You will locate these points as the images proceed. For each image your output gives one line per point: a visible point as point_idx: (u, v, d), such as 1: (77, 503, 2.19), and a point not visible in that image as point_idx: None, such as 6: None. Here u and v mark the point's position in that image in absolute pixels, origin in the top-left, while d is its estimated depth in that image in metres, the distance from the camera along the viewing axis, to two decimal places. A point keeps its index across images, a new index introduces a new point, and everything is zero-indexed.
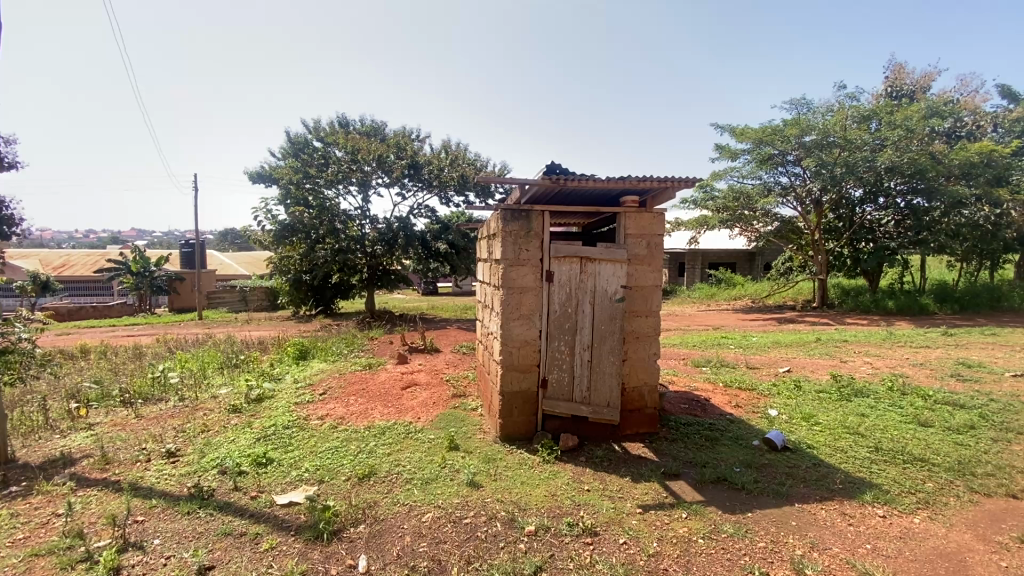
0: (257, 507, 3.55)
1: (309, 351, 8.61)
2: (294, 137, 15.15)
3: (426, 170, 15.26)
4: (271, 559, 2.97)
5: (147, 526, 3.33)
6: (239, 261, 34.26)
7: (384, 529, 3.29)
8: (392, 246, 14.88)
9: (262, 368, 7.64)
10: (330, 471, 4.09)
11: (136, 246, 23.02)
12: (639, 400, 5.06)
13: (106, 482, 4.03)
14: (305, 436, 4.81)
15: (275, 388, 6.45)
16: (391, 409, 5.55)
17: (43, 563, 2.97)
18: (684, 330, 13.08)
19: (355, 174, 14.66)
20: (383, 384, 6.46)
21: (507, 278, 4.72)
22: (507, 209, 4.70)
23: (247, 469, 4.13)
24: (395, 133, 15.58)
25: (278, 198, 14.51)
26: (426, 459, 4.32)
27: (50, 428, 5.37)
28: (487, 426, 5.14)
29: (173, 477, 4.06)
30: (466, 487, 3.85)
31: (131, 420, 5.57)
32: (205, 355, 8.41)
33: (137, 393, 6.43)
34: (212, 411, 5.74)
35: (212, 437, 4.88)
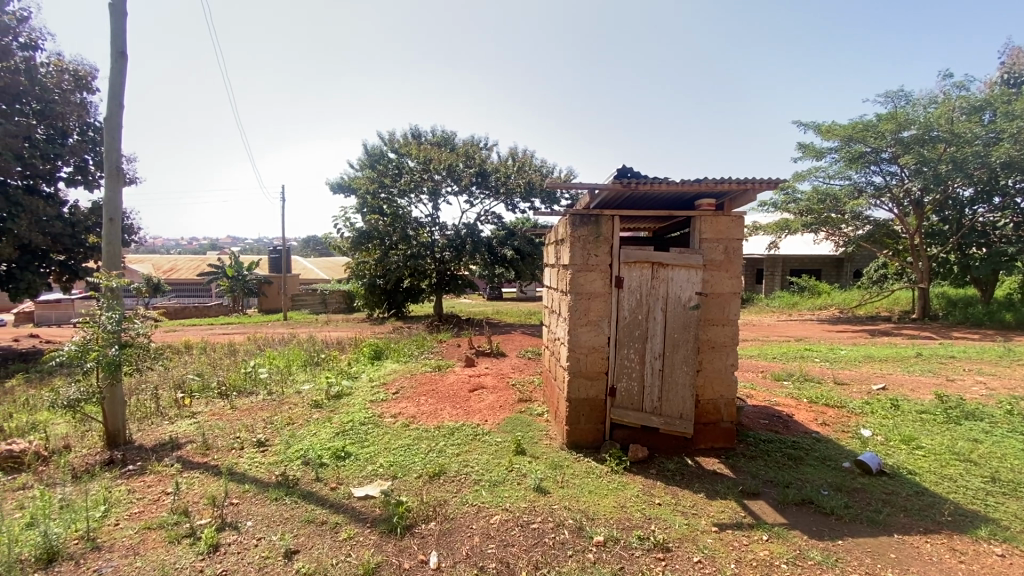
0: (336, 498, 3.75)
1: (383, 352, 9.00)
2: (372, 148, 15.96)
3: (494, 177, 15.53)
4: (350, 549, 3.12)
5: (242, 508, 3.62)
6: (319, 266, 36.59)
7: (454, 527, 3.36)
8: (460, 251, 15.28)
9: (340, 367, 8.08)
10: (403, 468, 4.24)
11: (232, 252, 25.21)
12: (714, 413, 4.84)
13: (206, 466, 4.42)
14: (379, 433, 5.02)
15: (352, 386, 6.81)
16: (459, 411, 5.67)
17: (155, 536, 3.31)
18: (764, 341, 12.30)
19: (426, 182, 15.18)
20: (451, 385, 6.61)
21: (576, 283, 4.67)
22: (576, 214, 4.67)
23: (328, 461, 4.39)
24: (464, 142, 16.05)
25: (356, 207, 15.30)
26: (494, 462, 4.37)
27: (161, 415, 5.99)
28: (554, 432, 5.11)
29: (263, 465, 4.39)
30: (532, 492, 3.85)
31: (227, 410, 6.10)
32: (290, 353, 9.02)
33: (232, 386, 7.02)
34: (296, 405, 6.14)
35: (297, 429, 5.23)
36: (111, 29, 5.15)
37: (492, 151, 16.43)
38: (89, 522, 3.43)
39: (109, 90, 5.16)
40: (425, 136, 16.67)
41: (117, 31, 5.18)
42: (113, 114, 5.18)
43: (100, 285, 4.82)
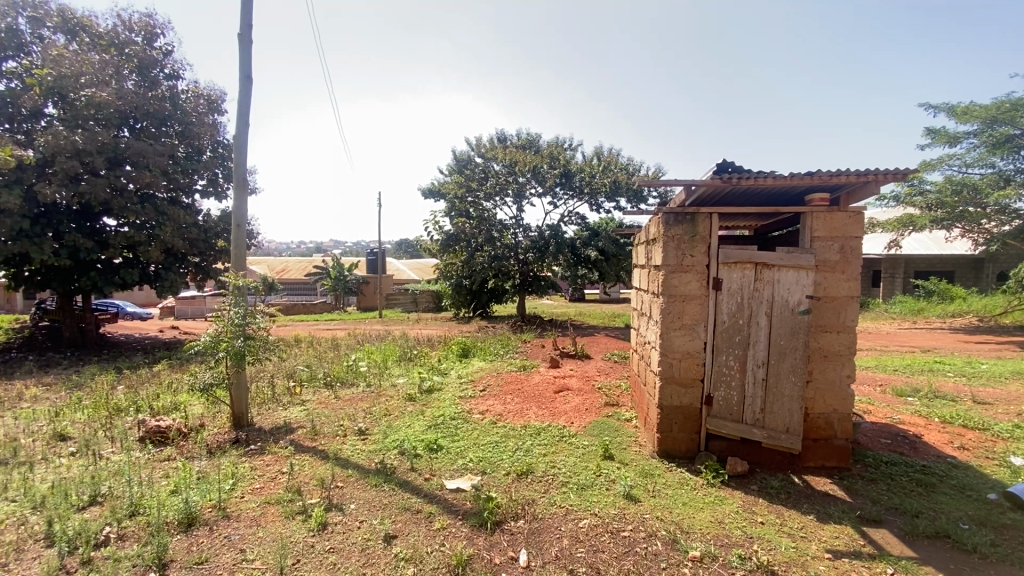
0: (430, 489, 3.91)
1: (471, 350, 9.28)
2: (460, 154, 16.50)
3: (579, 178, 15.37)
4: (443, 538, 3.24)
5: (346, 492, 3.90)
6: (411, 268, 38.62)
7: (543, 527, 3.37)
8: (543, 253, 15.31)
9: (431, 363, 8.45)
10: (491, 464, 4.32)
11: (335, 255, 27.37)
12: (826, 428, 4.42)
13: (314, 450, 4.81)
14: (468, 429, 5.17)
15: (442, 381, 7.08)
16: (545, 411, 5.67)
17: (273, 510, 3.66)
18: (881, 351, 11.03)
19: (511, 185, 15.41)
20: (536, 385, 6.64)
21: (669, 285, 4.48)
22: (670, 212, 4.48)
23: (422, 452, 4.60)
24: (549, 144, 16.11)
25: (445, 211, 15.87)
26: (581, 465, 4.33)
27: (277, 401, 6.63)
28: (644, 440, 4.94)
29: (364, 452, 4.70)
30: (622, 499, 3.75)
31: (332, 399, 6.63)
32: (386, 349, 9.60)
33: (337, 377, 7.62)
34: (391, 398, 6.50)
35: (393, 420, 5.54)
36: (239, 56, 5.78)
37: (577, 152, 16.33)
38: (219, 493, 3.87)
39: (237, 111, 5.81)
40: (510, 139, 16.94)
41: (245, 58, 5.81)
42: (241, 133, 5.82)
43: (228, 284, 5.41)
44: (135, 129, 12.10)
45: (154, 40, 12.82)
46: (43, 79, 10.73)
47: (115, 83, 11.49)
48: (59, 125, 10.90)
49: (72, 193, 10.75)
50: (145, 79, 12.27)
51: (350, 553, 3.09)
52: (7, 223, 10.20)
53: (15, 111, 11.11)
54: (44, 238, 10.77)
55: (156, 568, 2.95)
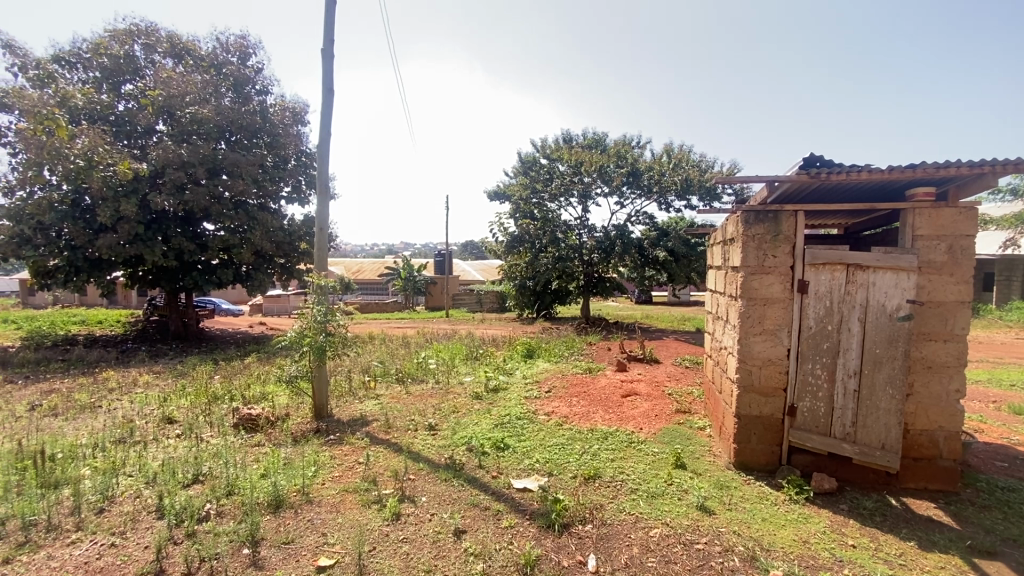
0: (497, 487, 3.96)
1: (536, 350, 9.32)
2: (526, 156, 16.60)
3: (647, 176, 14.96)
4: (511, 537, 3.27)
5: (418, 484, 4.04)
6: (477, 268, 39.41)
7: (611, 533, 3.30)
8: (609, 254, 15.03)
9: (496, 362, 8.57)
10: (558, 466, 4.31)
11: (405, 256, 28.48)
12: (929, 447, 4.01)
13: (388, 443, 5.03)
14: (534, 429, 5.18)
15: (508, 381, 7.16)
16: (612, 415, 5.56)
17: (351, 498, 3.86)
18: (996, 363, 9.83)
19: (576, 186, 15.26)
20: (603, 389, 6.52)
21: (748, 287, 4.25)
22: (750, 211, 4.25)
23: (489, 450, 4.67)
24: (615, 143, 15.83)
25: (510, 213, 16.02)
26: (651, 472, 4.20)
27: (353, 394, 7.00)
28: (718, 450, 4.71)
29: (434, 447, 4.84)
30: (695, 510, 3.60)
31: (403, 395, 6.89)
32: (454, 347, 9.85)
33: (407, 373, 7.91)
34: (459, 395, 6.66)
35: (462, 417, 5.67)
36: (321, 70, 6.15)
37: (645, 150, 15.92)
38: (303, 479, 4.14)
39: (320, 122, 6.20)
40: (576, 140, 16.83)
41: (326, 71, 6.18)
42: (323, 141, 6.20)
43: (311, 283, 5.77)
44: (231, 142, 13.25)
45: (247, 59, 13.97)
46: (155, 99, 12.00)
47: (213, 101, 12.63)
48: (168, 140, 12.17)
49: (178, 201, 11.93)
50: (239, 95, 13.40)
51: (422, 544, 3.19)
52: (126, 229, 11.50)
53: (133, 128, 12.51)
54: (155, 242, 12.04)
55: (250, 544, 3.20)
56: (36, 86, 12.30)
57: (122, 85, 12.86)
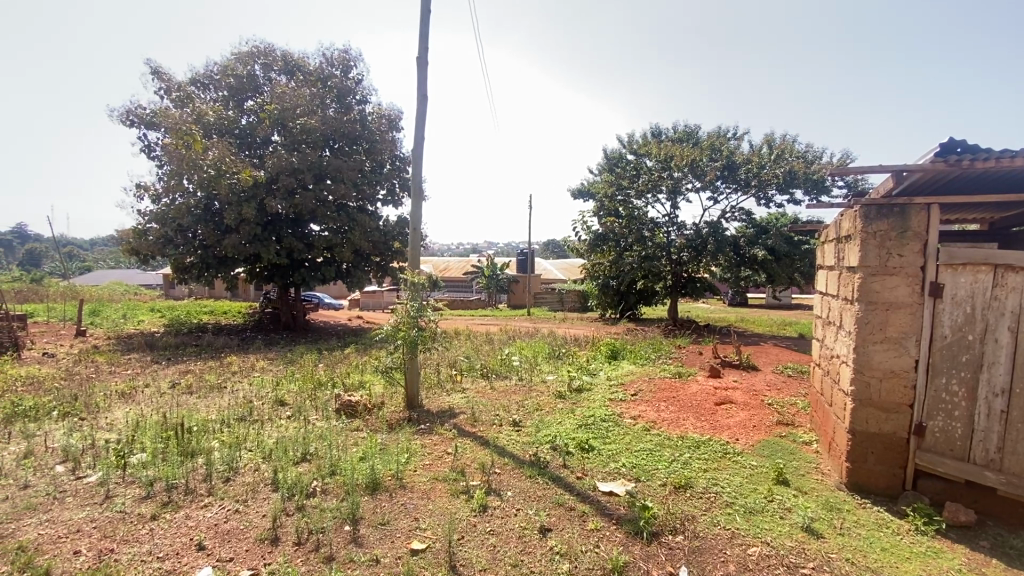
0: (583, 488, 3.92)
1: (621, 352, 9.10)
2: (611, 152, 16.28)
3: (744, 170, 14.03)
4: (597, 540, 3.22)
5: (504, 479, 4.10)
6: (559, 267, 39.39)
7: (705, 547, 3.14)
8: (700, 252, 14.25)
9: (580, 362, 8.50)
10: (646, 472, 4.16)
11: (489, 255, 29.14)
12: None
13: (474, 436, 5.17)
14: (621, 432, 5.06)
15: (593, 382, 7.05)
16: (705, 423, 5.26)
17: (441, 487, 4.02)
18: None
19: (665, 182, 14.58)
20: (694, 395, 6.19)
21: (868, 290, 3.84)
22: (871, 205, 3.83)
23: (574, 451, 4.63)
24: (709, 136, 15.03)
25: (594, 211, 15.78)
26: (748, 487, 3.93)
27: (441, 387, 7.29)
28: (828, 468, 4.29)
29: (519, 443, 4.90)
30: (800, 532, 3.31)
31: (489, 390, 7.05)
32: (537, 345, 9.92)
33: (492, 369, 8.10)
34: (543, 393, 6.69)
35: (546, 415, 5.69)
36: (416, 76, 6.46)
37: (743, 142, 14.95)
38: (397, 465, 4.38)
39: (415, 127, 6.50)
40: (665, 134, 16.21)
41: (422, 78, 6.48)
42: (417, 145, 6.50)
43: (405, 281, 6.06)
44: (335, 149, 14.35)
45: (349, 71, 15.03)
46: (271, 113, 13.30)
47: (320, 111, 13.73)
48: (282, 149, 13.44)
49: (289, 204, 13.14)
50: (342, 105, 14.46)
51: (509, 538, 3.25)
52: (247, 230, 12.87)
53: (253, 140, 13.95)
54: (270, 241, 13.37)
55: (350, 522, 3.44)
56: (177, 105, 14.13)
57: (245, 102, 14.40)
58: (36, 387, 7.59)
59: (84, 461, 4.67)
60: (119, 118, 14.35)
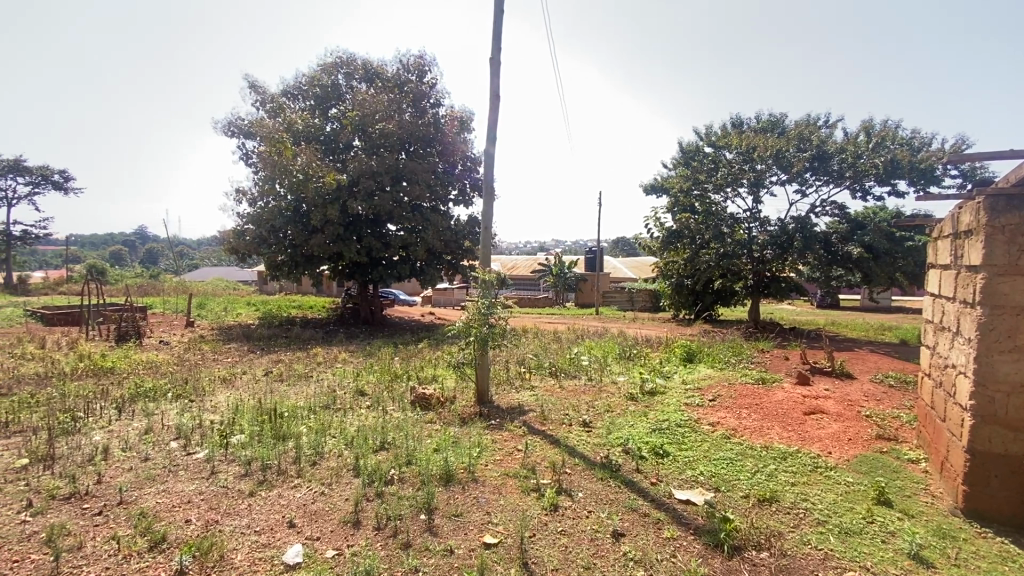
0: (658, 494, 3.78)
1: (697, 354, 8.72)
2: (687, 146, 15.62)
3: (837, 160, 12.92)
4: (673, 549, 3.10)
5: (574, 479, 4.07)
6: (629, 266, 38.42)
7: (793, 567, 2.92)
8: (785, 250, 13.30)
9: (653, 364, 8.24)
10: (726, 482, 3.95)
11: (558, 253, 29.01)
12: None
13: (544, 434, 5.16)
14: (698, 439, 4.83)
15: (667, 385, 6.80)
16: (792, 434, 4.90)
17: (512, 482, 4.06)
18: None
19: (746, 175, 13.71)
20: (780, 402, 5.78)
21: (992, 292, 3.41)
22: (996, 196, 3.39)
23: (647, 455, 4.49)
24: (796, 125, 14.02)
25: (668, 207, 15.22)
26: (843, 505, 3.61)
27: (510, 384, 7.35)
28: (940, 490, 3.84)
29: (590, 443, 4.84)
30: (906, 559, 2.99)
31: (558, 389, 7.02)
32: (607, 346, 9.73)
33: (561, 367, 8.05)
34: (614, 395, 6.56)
35: (617, 417, 5.57)
36: (489, 77, 6.54)
37: (835, 130, 13.79)
38: (469, 459, 4.46)
39: (487, 127, 6.60)
40: (747, 124, 15.31)
41: (494, 78, 6.55)
42: (490, 145, 6.59)
43: (476, 279, 6.19)
44: (411, 151, 14.92)
45: (424, 76, 15.56)
46: (353, 119, 14.06)
47: (397, 115, 14.33)
48: (362, 153, 14.18)
49: (369, 205, 13.85)
50: (417, 109, 14.99)
51: (581, 539, 3.21)
52: (331, 230, 13.71)
53: (337, 145, 14.84)
54: (351, 241, 14.17)
55: (425, 511, 3.56)
56: (271, 116, 15.34)
57: (330, 109, 15.33)
58: (155, 370, 8.57)
59: (194, 438, 5.21)
60: (222, 130, 15.83)
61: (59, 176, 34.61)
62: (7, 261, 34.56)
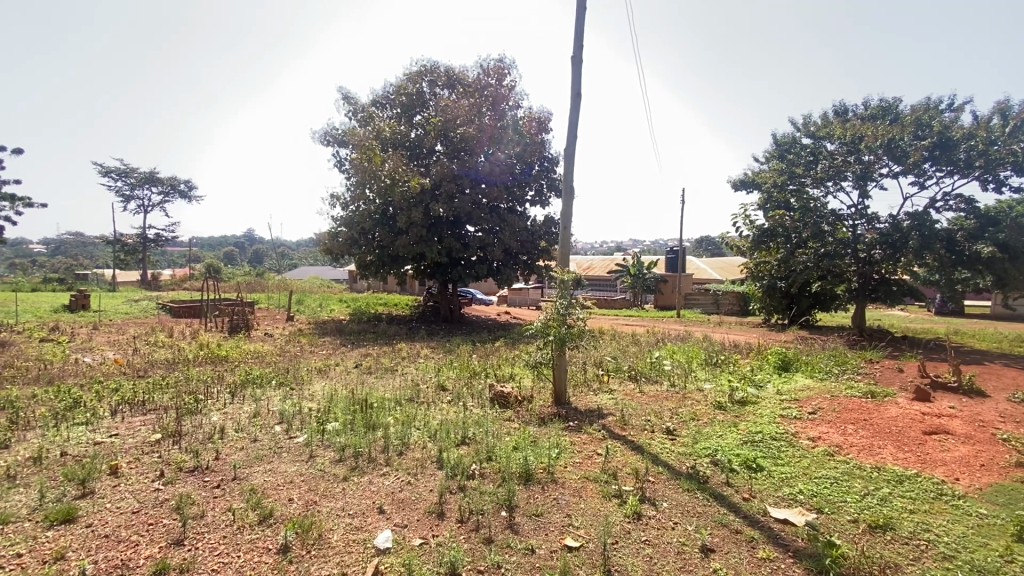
0: (751, 511, 3.54)
1: (793, 363, 8.06)
2: (782, 137, 14.56)
3: (965, 148, 11.37)
4: (770, 571, 2.89)
5: (658, 488, 3.92)
6: (713, 266, 36.46)
7: None
8: (898, 250, 11.91)
9: (743, 371, 7.73)
10: (831, 504, 3.61)
11: (636, 254, 28.21)
12: None
13: (625, 439, 5.03)
14: (796, 455, 4.46)
15: (759, 394, 6.35)
16: (910, 456, 4.37)
17: (592, 486, 3.99)
18: None
19: (851, 166, 12.47)
20: (893, 420, 5.18)
21: None
22: None
23: (738, 468, 4.22)
24: (913, 110, 12.55)
25: (759, 203, 14.29)
26: (975, 540, 3.16)
27: (588, 386, 7.24)
28: None
29: (674, 452, 4.64)
30: None
31: (638, 393, 6.80)
32: (691, 350, 9.28)
33: (641, 371, 7.79)
34: (699, 402, 6.24)
35: (704, 427, 5.29)
36: (570, 75, 6.48)
37: (962, 114, 12.17)
38: (548, 459, 4.44)
39: (568, 127, 6.54)
40: (853, 112, 13.95)
41: (576, 76, 6.49)
42: (570, 145, 6.54)
43: (555, 279, 6.17)
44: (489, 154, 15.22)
45: (503, 79, 15.79)
46: (436, 125, 14.58)
47: (477, 119, 14.66)
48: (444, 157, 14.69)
49: (450, 207, 14.31)
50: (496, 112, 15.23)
51: (666, 551, 3.09)
52: (415, 231, 14.32)
53: (421, 150, 15.49)
54: (433, 241, 14.70)
55: (506, 509, 3.60)
56: (362, 124, 16.33)
57: (415, 116, 16.01)
58: (261, 360, 9.45)
59: (294, 423, 5.67)
60: (319, 139, 17.10)
61: (184, 186, 39.22)
62: (144, 260, 39.74)
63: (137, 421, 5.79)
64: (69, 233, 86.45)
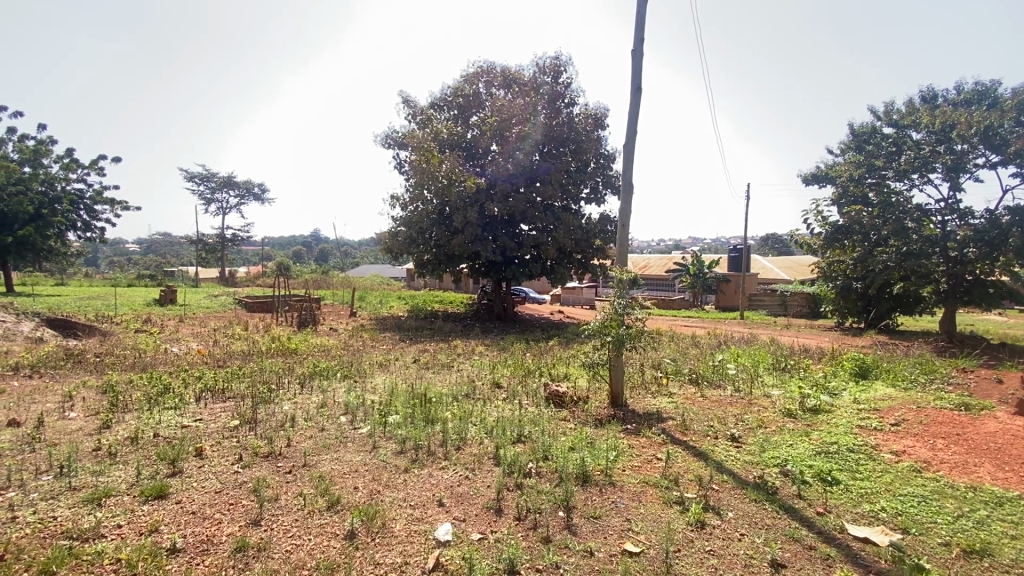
0: (826, 526, 3.33)
1: (872, 370, 7.48)
2: (860, 128, 13.62)
3: None
4: None
5: (722, 497, 3.76)
6: (781, 266, 34.44)
7: None
8: (997, 248, 10.76)
9: (815, 378, 7.26)
10: (918, 524, 3.32)
11: (696, 252, 27.23)
12: None
13: (686, 445, 4.86)
14: (876, 469, 4.14)
15: (833, 403, 5.95)
16: (1012, 475, 3.96)
17: (653, 492, 3.89)
18: None
19: (940, 157, 11.43)
20: (992, 435, 4.70)
21: None
22: None
23: (812, 480, 3.98)
24: (1014, 94, 11.34)
25: (833, 199, 13.43)
26: None
27: (646, 388, 7.07)
28: None
29: (740, 460, 4.44)
30: None
31: (699, 397, 6.57)
32: (757, 354, 8.83)
33: (702, 375, 7.51)
34: (765, 409, 5.93)
35: (772, 435, 5.03)
36: (630, 70, 6.34)
37: None
38: (606, 461, 4.38)
39: (627, 123, 6.42)
40: (943, 98, 12.80)
41: (636, 70, 6.34)
42: (628, 142, 6.41)
43: (613, 277, 6.05)
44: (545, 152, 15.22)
45: (559, 76, 15.72)
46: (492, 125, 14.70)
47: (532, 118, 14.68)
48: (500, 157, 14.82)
49: (504, 206, 14.45)
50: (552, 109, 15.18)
51: (732, 563, 2.96)
52: (471, 230, 14.55)
53: (477, 151, 15.73)
54: (488, 240, 14.88)
55: (564, 509, 3.59)
56: (420, 126, 16.77)
57: (471, 117, 16.26)
58: (327, 353, 9.96)
59: (358, 414, 5.92)
60: (381, 142, 17.72)
61: (259, 189, 41.90)
62: (223, 259, 42.89)
63: (218, 407, 6.27)
64: (160, 235, 94.69)
